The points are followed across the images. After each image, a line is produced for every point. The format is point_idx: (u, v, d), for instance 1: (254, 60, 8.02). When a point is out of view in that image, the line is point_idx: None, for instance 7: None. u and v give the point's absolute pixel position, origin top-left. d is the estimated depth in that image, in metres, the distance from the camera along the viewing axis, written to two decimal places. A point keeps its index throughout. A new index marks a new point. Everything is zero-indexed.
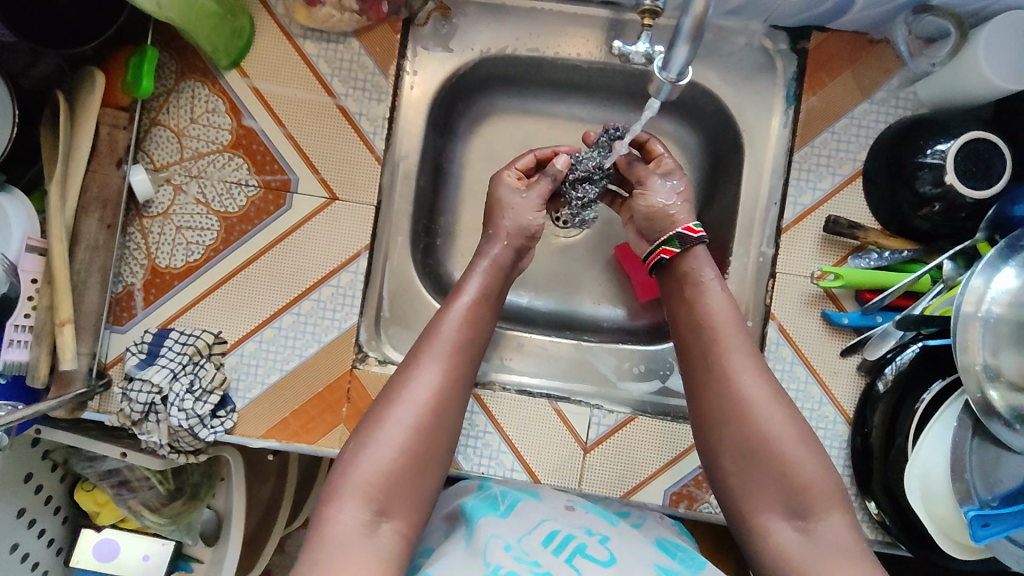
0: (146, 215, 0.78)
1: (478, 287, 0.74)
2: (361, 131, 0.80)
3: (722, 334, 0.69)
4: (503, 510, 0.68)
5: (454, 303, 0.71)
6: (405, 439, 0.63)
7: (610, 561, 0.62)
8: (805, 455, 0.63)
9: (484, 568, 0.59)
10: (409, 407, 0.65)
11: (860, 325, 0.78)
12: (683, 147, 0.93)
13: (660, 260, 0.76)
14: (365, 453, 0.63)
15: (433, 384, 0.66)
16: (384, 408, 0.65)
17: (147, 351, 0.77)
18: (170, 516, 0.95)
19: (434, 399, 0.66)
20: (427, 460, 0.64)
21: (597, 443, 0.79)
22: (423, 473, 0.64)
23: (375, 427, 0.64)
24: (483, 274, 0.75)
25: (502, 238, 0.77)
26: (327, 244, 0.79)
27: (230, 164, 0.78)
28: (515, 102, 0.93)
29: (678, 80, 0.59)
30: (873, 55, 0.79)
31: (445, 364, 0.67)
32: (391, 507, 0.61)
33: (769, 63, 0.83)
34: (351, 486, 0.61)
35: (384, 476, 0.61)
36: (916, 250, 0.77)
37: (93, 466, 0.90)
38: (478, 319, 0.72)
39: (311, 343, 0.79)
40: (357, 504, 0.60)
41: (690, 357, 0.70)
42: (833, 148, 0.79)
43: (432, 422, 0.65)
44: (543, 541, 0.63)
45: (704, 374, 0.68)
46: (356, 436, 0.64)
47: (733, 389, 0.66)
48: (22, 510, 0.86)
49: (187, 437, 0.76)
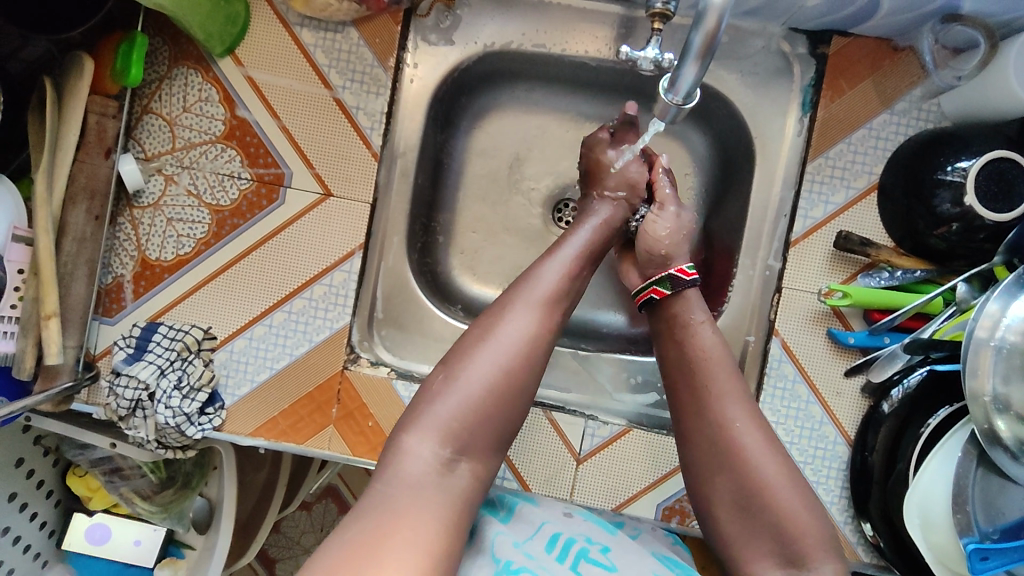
0: (137, 206, 0.76)
1: (584, 241, 0.71)
2: (358, 126, 0.77)
3: (715, 375, 0.63)
4: (503, 514, 0.67)
5: (558, 251, 0.68)
6: (494, 376, 0.58)
7: (615, 567, 0.60)
8: (801, 497, 0.58)
9: (495, 565, 0.58)
10: (502, 347, 0.60)
11: (867, 346, 0.75)
12: (692, 150, 0.89)
13: (649, 299, 0.72)
14: (451, 388, 0.58)
15: (529, 327, 0.61)
16: (475, 343, 0.60)
17: (135, 345, 0.75)
18: (161, 504, 0.94)
19: (529, 343, 0.61)
20: (513, 406, 0.59)
21: (590, 455, 0.78)
22: (502, 424, 0.59)
23: (463, 363, 0.59)
24: (591, 229, 0.73)
25: (610, 199, 0.77)
26: (321, 242, 0.77)
27: (223, 156, 0.76)
28: (520, 98, 0.90)
29: (685, 102, 0.57)
30: (896, 63, 0.76)
31: (545, 310, 0.63)
32: (470, 446, 0.57)
33: (787, 68, 0.79)
34: (434, 417, 0.56)
35: (469, 414, 0.57)
36: (930, 271, 0.74)
37: (84, 454, 0.90)
38: (577, 276, 0.68)
39: (302, 342, 0.77)
40: (432, 443, 0.55)
41: (674, 391, 0.66)
42: (849, 159, 0.76)
43: (524, 365, 0.60)
44: (548, 546, 0.61)
45: (691, 406, 0.63)
46: (443, 368, 0.60)
47: (727, 423, 0.61)
48: (14, 494, 0.87)
49: (174, 434, 0.75)
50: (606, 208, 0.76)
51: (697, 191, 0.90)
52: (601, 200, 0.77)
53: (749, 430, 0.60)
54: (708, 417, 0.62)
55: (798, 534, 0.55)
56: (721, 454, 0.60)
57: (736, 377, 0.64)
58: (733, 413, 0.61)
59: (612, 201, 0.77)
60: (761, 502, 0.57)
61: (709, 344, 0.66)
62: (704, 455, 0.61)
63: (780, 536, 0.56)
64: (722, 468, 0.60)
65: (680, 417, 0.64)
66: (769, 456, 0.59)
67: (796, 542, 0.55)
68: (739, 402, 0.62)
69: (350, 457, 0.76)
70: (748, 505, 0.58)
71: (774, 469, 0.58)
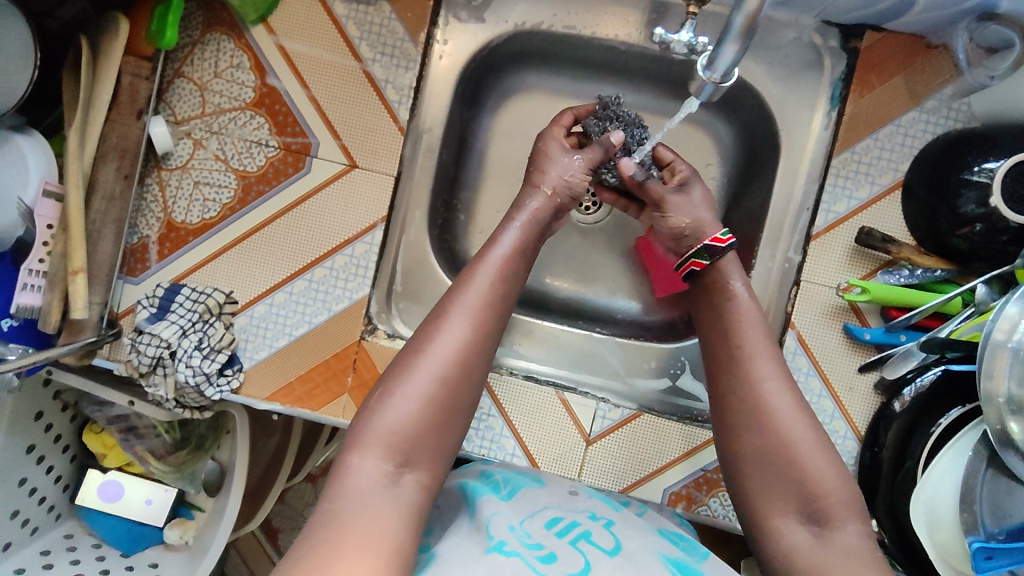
0: (165, 167, 0.77)
1: (514, 239, 0.71)
2: (387, 100, 0.78)
3: (748, 336, 0.65)
4: (505, 493, 0.67)
5: (488, 252, 0.69)
6: (431, 388, 0.60)
7: (616, 548, 0.59)
8: (826, 464, 0.59)
9: (488, 543, 0.57)
10: (436, 358, 0.61)
11: (882, 342, 0.75)
12: (717, 140, 0.89)
13: (690, 271, 0.72)
14: (389, 403, 0.59)
15: (461, 337, 0.62)
16: (413, 355, 0.62)
17: (158, 305, 0.76)
18: (174, 465, 0.96)
19: (462, 352, 0.62)
20: (451, 415, 0.61)
21: (600, 436, 0.78)
22: (446, 431, 0.60)
23: (401, 376, 0.60)
24: (519, 228, 0.72)
25: (546, 190, 0.75)
26: (345, 212, 0.78)
27: (251, 123, 0.77)
28: (546, 80, 0.90)
29: (723, 82, 0.57)
30: (928, 61, 0.75)
31: (477, 318, 0.64)
32: (415, 457, 0.58)
33: (817, 61, 0.79)
34: (375, 432, 0.58)
35: (410, 424, 0.58)
36: (951, 271, 0.73)
37: (101, 410, 0.93)
38: (511, 276, 0.68)
39: (321, 310, 0.78)
40: (380, 454, 0.57)
41: (711, 357, 0.67)
42: (875, 156, 0.76)
43: (460, 374, 0.61)
44: (548, 525, 0.61)
45: (725, 366, 0.65)
46: (382, 383, 0.61)
47: (758, 396, 0.61)
48: (32, 446, 0.89)
49: (193, 394, 0.76)
50: (536, 200, 0.75)
51: (719, 181, 0.90)
52: (535, 191, 0.75)
53: (779, 394, 0.61)
54: (743, 377, 0.63)
55: (821, 494, 0.57)
56: (755, 415, 0.61)
57: (769, 340, 0.65)
58: (767, 375, 0.62)
59: (545, 193, 0.75)
60: (784, 459, 0.59)
61: (747, 306, 0.67)
62: (734, 414, 0.62)
63: (804, 497, 0.58)
64: (748, 426, 0.61)
65: (715, 375, 0.65)
66: (799, 422, 0.60)
67: (819, 500, 0.57)
68: (771, 363, 0.63)
69: None
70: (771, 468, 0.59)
71: (802, 428, 0.60)
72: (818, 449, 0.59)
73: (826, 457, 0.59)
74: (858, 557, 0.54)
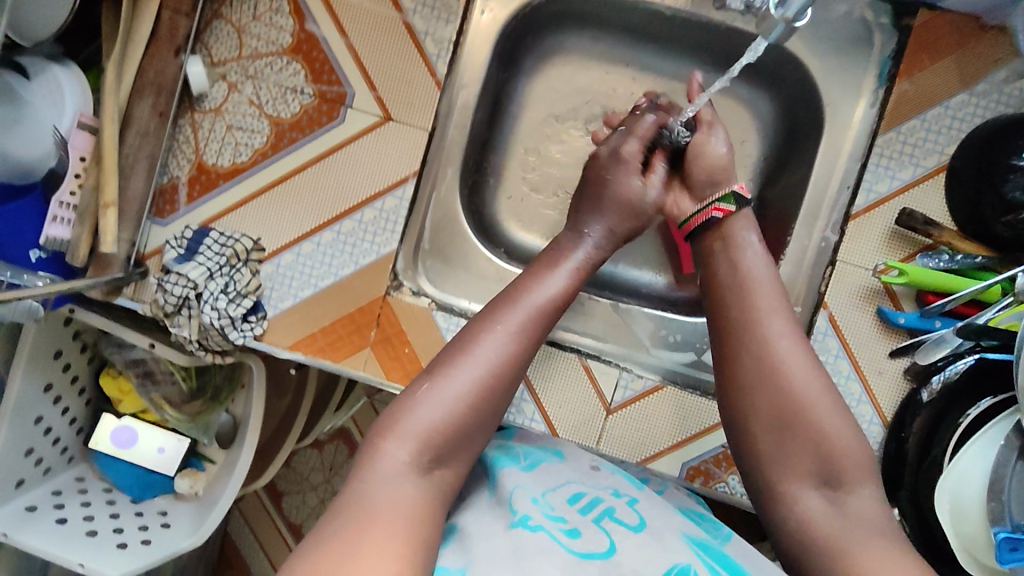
0: (199, 109, 0.77)
1: (573, 275, 0.69)
2: (425, 52, 0.77)
3: (760, 301, 0.62)
4: (525, 465, 0.65)
5: (547, 277, 0.67)
6: (474, 392, 0.58)
7: (640, 525, 0.57)
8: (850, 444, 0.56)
9: (511, 518, 0.56)
10: (481, 363, 0.59)
11: (916, 328, 0.74)
12: (756, 115, 0.88)
13: (710, 219, 0.70)
14: (430, 400, 0.57)
15: (509, 348, 0.61)
16: (455, 356, 0.60)
17: (186, 247, 0.76)
18: (190, 415, 0.96)
19: (509, 363, 0.60)
20: (487, 423, 0.59)
21: (621, 406, 0.77)
22: (479, 436, 0.58)
23: (443, 376, 0.58)
24: (577, 263, 0.71)
25: (603, 230, 0.74)
26: (376, 165, 0.77)
27: (287, 69, 0.76)
28: (586, 45, 0.89)
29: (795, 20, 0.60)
30: (983, 42, 0.73)
31: (528, 331, 0.62)
32: (447, 456, 0.56)
33: (866, 37, 0.77)
34: (413, 426, 0.55)
35: (449, 426, 0.56)
36: (990, 258, 0.72)
37: (120, 353, 0.93)
38: (564, 306, 0.67)
39: (347, 263, 0.77)
40: (413, 448, 0.54)
41: (717, 321, 0.64)
42: (921, 137, 0.74)
43: (503, 383, 0.60)
44: (571, 500, 0.60)
45: (734, 336, 0.61)
46: (422, 379, 0.59)
47: (769, 357, 0.59)
48: (49, 385, 0.88)
49: (216, 336, 0.75)
50: (589, 235, 0.73)
51: (756, 157, 0.88)
52: (582, 223, 0.75)
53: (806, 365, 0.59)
54: (763, 351, 0.59)
55: (845, 475, 0.55)
56: (773, 384, 0.58)
57: (784, 309, 0.62)
58: (784, 347, 0.59)
59: (595, 227, 0.74)
60: (800, 433, 0.56)
61: (759, 270, 0.65)
62: (745, 380, 0.59)
63: (824, 478, 0.55)
64: (770, 402, 0.58)
65: (722, 342, 0.63)
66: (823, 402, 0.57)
67: (841, 481, 0.55)
68: (785, 338, 0.60)
69: (384, 381, 0.77)
70: (790, 447, 0.57)
71: (820, 392, 0.58)
72: (840, 431, 0.56)
73: (853, 438, 0.57)
74: (879, 533, 0.52)
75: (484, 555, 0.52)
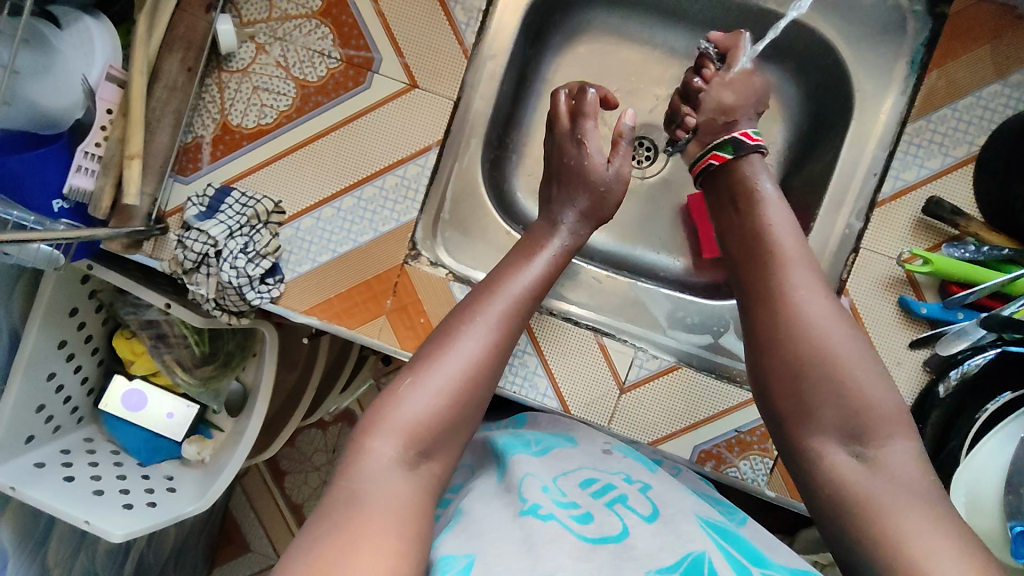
0: (226, 69, 0.76)
1: (545, 266, 0.69)
2: (455, 21, 0.77)
3: (791, 276, 0.60)
4: (536, 452, 0.65)
5: (518, 270, 0.67)
6: (456, 384, 0.57)
7: (653, 515, 0.56)
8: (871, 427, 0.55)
9: (520, 505, 0.55)
10: (462, 356, 0.59)
11: (938, 319, 0.72)
12: (783, 100, 0.87)
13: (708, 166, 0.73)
14: (413, 395, 0.56)
15: (486, 340, 0.61)
16: (438, 349, 0.60)
17: (208, 205, 0.76)
18: (200, 379, 0.95)
19: (487, 354, 0.60)
20: (471, 416, 0.59)
21: (634, 386, 0.77)
22: (463, 427, 0.58)
23: (426, 371, 0.58)
24: (551, 255, 0.70)
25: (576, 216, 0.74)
26: (399, 132, 0.77)
27: (316, 32, 0.76)
28: (615, 24, 0.88)
29: None
30: (1019, 32, 0.72)
31: (503, 323, 0.62)
32: (434, 449, 0.56)
33: (901, 23, 0.76)
34: (395, 423, 0.55)
35: (434, 421, 0.56)
36: (1018, 251, 0.70)
37: (136, 314, 0.92)
38: (535, 298, 0.67)
39: (367, 230, 0.77)
40: (398, 443, 0.54)
41: (744, 301, 0.63)
42: (951, 126, 0.73)
43: (484, 375, 0.60)
44: (583, 487, 0.60)
45: (768, 323, 0.59)
46: (404, 375, 0.58)
47: (812, 345, 0.56)
48: (64, 342, 0.88)
49: (233, 297, 0.76)
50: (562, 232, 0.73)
51: (781, 143, 0.88)
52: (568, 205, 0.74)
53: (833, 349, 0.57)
54: (788, 330, 0.58)
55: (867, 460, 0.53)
56: (808, 366, 0.56)
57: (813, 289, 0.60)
58: (814, 324, 0.57)
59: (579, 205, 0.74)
60: (827, 419, 0.55)
61: (785, 240, 0.63)
62: (778, 362, 0.58)
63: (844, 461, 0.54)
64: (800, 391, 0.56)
65: (751, 329, 0.61)
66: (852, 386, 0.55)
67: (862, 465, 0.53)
68: (814, 315, 0.58)
69: (396, 350, 0.77)
70: (809, 430, 0.56)
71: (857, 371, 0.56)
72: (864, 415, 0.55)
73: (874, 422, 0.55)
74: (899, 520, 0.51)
75: (491, 543, 0.51)
